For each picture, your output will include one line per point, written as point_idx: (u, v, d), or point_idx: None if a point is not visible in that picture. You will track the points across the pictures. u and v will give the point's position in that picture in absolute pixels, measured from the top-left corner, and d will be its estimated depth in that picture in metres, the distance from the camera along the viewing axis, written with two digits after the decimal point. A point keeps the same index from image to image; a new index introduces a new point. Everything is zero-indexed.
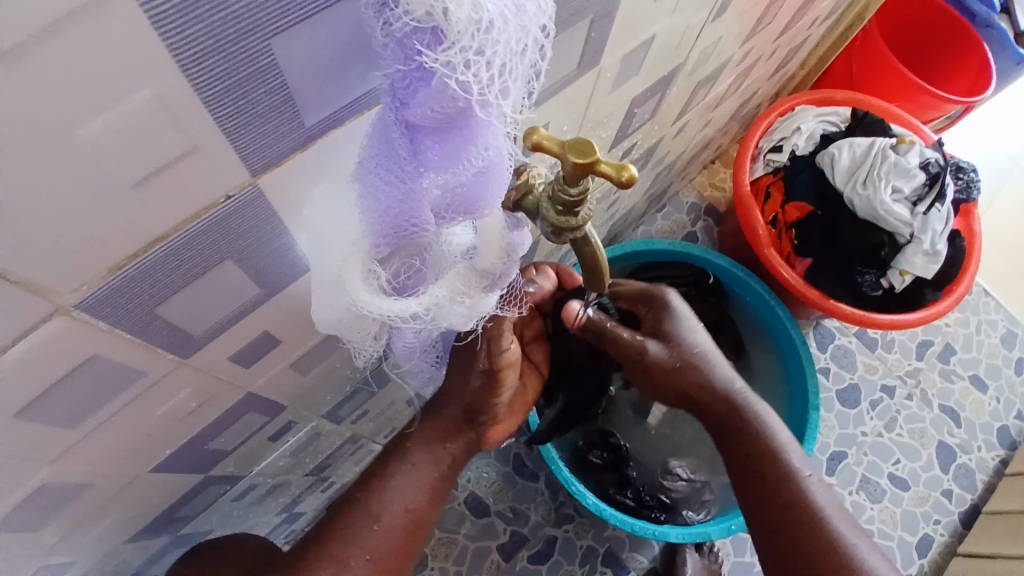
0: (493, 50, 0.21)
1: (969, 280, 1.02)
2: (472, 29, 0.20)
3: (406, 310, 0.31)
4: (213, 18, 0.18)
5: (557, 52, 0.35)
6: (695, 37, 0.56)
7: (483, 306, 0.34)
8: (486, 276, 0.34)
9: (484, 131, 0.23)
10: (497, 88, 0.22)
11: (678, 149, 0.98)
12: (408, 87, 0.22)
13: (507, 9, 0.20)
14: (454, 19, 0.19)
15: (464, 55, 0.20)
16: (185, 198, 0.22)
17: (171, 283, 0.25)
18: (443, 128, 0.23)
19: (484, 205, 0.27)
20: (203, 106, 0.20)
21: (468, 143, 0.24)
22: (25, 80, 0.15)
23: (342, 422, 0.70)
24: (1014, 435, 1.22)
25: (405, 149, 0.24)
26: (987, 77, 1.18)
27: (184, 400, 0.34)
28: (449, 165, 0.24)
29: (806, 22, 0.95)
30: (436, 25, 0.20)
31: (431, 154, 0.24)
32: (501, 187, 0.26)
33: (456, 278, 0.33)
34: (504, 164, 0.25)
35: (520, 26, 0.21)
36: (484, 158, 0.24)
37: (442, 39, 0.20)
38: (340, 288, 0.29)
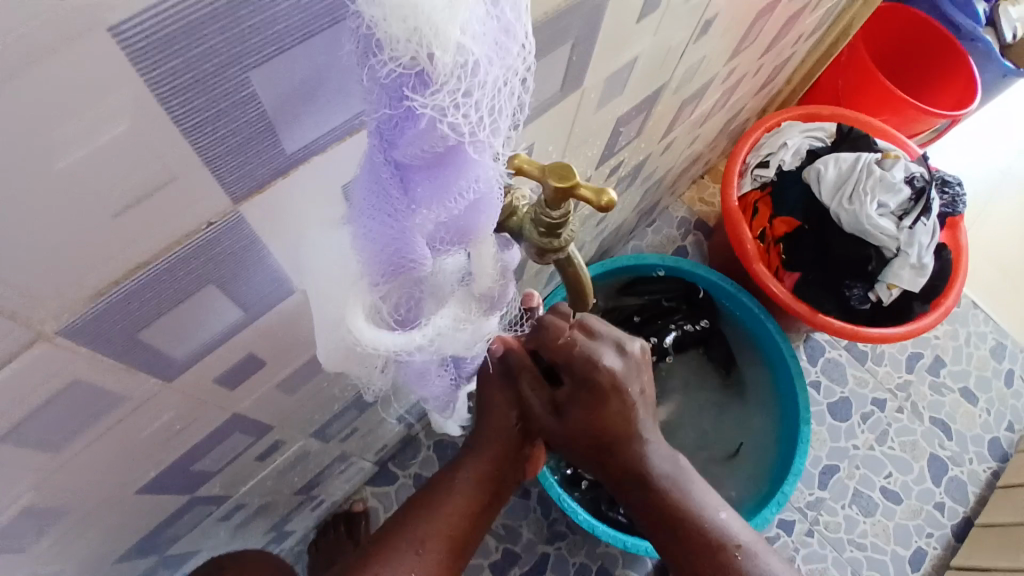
0: (478, 91, 0.21)
1: (955, 292, 1.03)
2: (457, 72, 0.20)
3: (410, 344, 0.31)
4: (192, 53, 0.18)
5: (540, 74, 0.36)
6: (679, 56, 0.57)
7: (485, 329, 0.36)
8: (484, 299, 0.34)
9: (474, 166, 0.24)
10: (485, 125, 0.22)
11: (667, 164, 0.99)
12: (397, 128, 0.22)
13: (487, 52, 0.21)
14: (440, 64, 0.20)
15: (453, 97, 0.21)
16: (165, 225, 0.22)
17: (153, 308, 0.25)
18: (433, 166, 0.23)
19: (476, 231, 0.28)
20: (183, 138, 0.20)
21: (459, 178, 0.24)
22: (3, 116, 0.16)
23: (331, 440, 0.70)
24: (1005, 447, 1.23)
25: (396, 187, 0.24)
26: (971, 93, 1.20)
27: (167, 422, 0.34)
28: (442, 201, 0.24)
29: (790, 40, 0.96)
30: (422, 69, 0.20)
31: (423, 191, 0.24)
32: (494, 214, 0.27)
33: (456, 305, 0.33)
34: (494, 196, 0.26)
35: (503, 66, 0.22)
36: (475, 192, 0.25)
37: (427, 81, 0.20)
38: (341, 323, 0.29)
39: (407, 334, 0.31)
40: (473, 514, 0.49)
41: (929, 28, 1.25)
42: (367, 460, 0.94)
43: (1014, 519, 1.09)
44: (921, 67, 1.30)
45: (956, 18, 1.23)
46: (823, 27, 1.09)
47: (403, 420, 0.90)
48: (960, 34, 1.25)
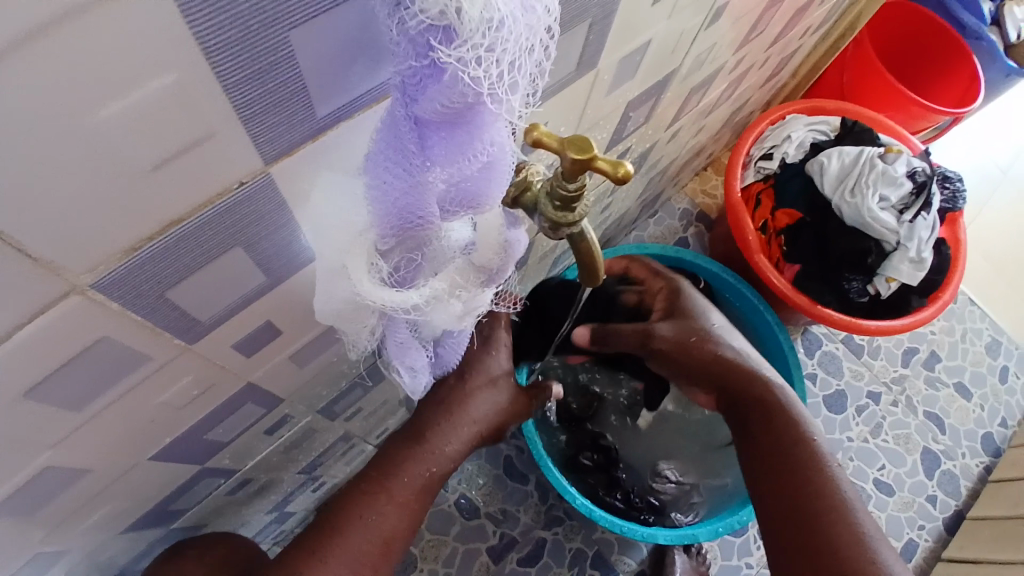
0: (501, 49, 0.21)
1: (953, 288, 1.05)
2: (482, 28, 0.21)
3: (408, 301, 0.32)
4: (238, 9, 0.19)
5: (558, 53, 0.37)
6: (689, 43, 0.57)
7: (478, 302, 0.36)
8: (483, 271, 0.35)
9: (489, 125, 0.24)
10: (503, 83, 0.23)
11: (671, 155, 0.99)
12: (419, 82, 0.22)
13: (512, 9, 0.21)
14: (467, 17, 0.20)
15: (476, 51, 0.21)
16: (201, 184, 0.23)
17: (182, 268, 0.26)
18: (451, 123, 0.24)
19: (488, 199, 0.28)
20: (223, 94, 0.21)
21: (475, 135, 0.24)
22: (45, 59, 0.16)
23: (336, 418, 0.71)
24: (997, 442, 1.25)
25: (413, 142, 0.24)
26: (977, 86, 1.25)
27: (184, 387, 0.35)
28: (456, 158, 0.25)
29: (797, 32, 0.96)
30: (449, 24, 0.20)
31: (439, 148, 0.25)
32: (505, 178, 0.28)
33: (454, 273, 0.34)
34: (505, 160, 0.27)
35: (527, 24, 0.22)
36: (488, 154, 0.25)
37: (454, 37, 0.21)
38: (347, 277, 0.30)
39: (403, 293, 0.32)
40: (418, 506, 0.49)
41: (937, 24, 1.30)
42: (368, 443, 0.95)
43: (1007, 512, 1.11)
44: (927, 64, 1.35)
45: (962, 16, 1.30)
46: (830, 20, 1.09)
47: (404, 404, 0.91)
48: (966, 32, 1.30)
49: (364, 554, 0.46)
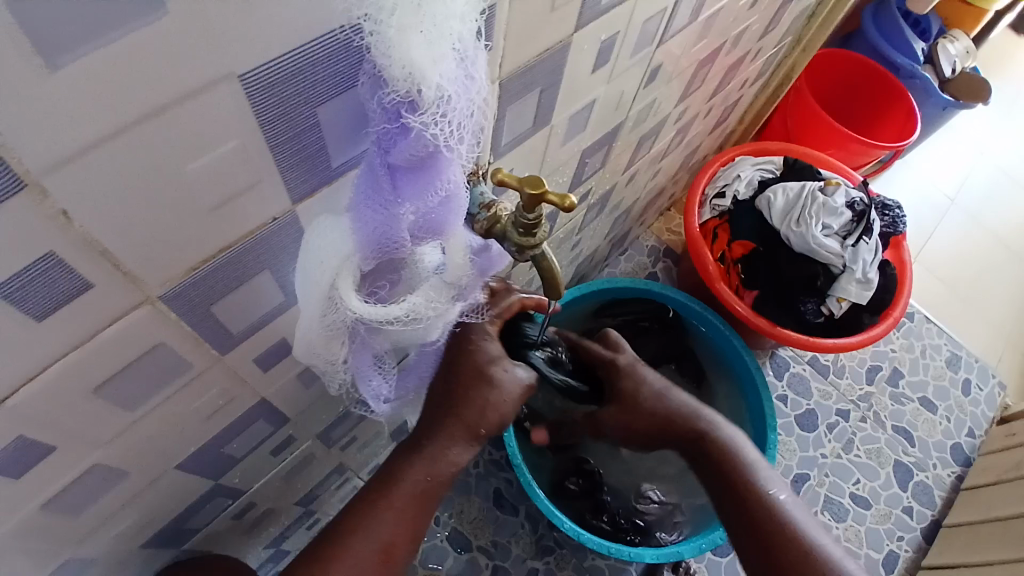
0: (450, 114, 0.29)
1: (902, 305, 1.14)
2: (437, 102, 0.28)
3: (389, 314, 0.39)
4: (283, 96, 0.27)
5: (516, 114, 0.46)
6: (632, 99, 0.67)
7: (448, 314, 0.43)
8: (454, 287, 0.42)
9: (446, 170, 0.32)
10: (454, 137, 0.31)
11: (632, 196, 1.10)
12: (392, 139, 0.30)
13: (459, 87, 0.29)
14: (425, 96, 0.28)
15: (434, 117, 0.29)
16: (247, 217, 0.31)
17: (224, 286, 0.33)
18: (417, 169, 0.32)
19: (449, 226, 0.37)
20: (269, 155, 0.29)
21: (436, 178, 0.32)
22: (155, 129, 0.24)
23: (333, 446, 0.76)
24: (967, 451, 1.32)
25: (387, 184, 0.32)
26: (912, 122, 1.40)
27: (212, 397, 0.41)
28: (422, 195, 0.33)
29: (734, 85, 1.09)
30: (413, 99, 0.28)
31: (407, 188, 0.33)
32: (461, 211, 0.36)
33: (429, 290, 0.41)
34: (461, 193, 0.35)
35: (471, 96, 0.30)
36: (447, 189, 0.34)
37: (417, 107, 0.29)
38: (336, 302, 0.36)
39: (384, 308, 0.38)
40: (410, 525, 0.52)
41: (869, 71, 1.46)
42: (360, 478, 0.99)
43: (979, 517, 1.17)
44: (868, 104, 1.50)
45: (896, 59, 1.45)
46: (766, 73, 1.23)
47: (395, 437, 0.96)
48: (901, 73, 1.47)
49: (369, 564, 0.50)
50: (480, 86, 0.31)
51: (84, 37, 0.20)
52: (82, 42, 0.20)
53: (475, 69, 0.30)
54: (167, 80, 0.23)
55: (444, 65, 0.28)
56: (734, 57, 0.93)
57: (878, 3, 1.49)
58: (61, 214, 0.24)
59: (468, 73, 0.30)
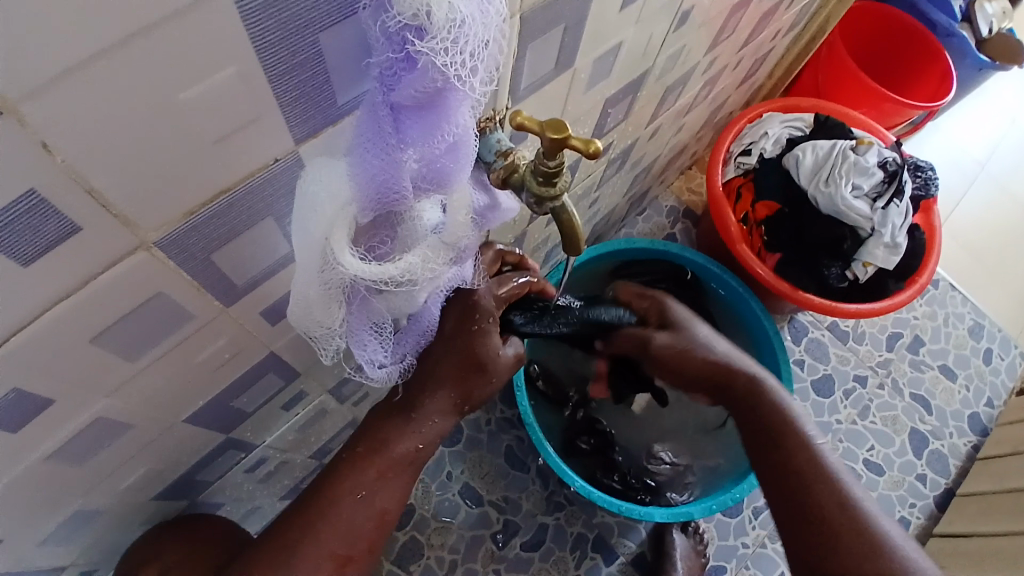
0: (462, 43, 0.27)
1: (930, 271, 1.10)
2: (448, 27, 0.26)
3: (383, 271, 0.35)
4: (283, 17, 0.24)
5: (537, 54, 0.42)
6: (659, 45, 0.63)
7: (441, 275, 0.41)
8: (452, 248, 0.39)
9: (455, 110, 0.30)
10: (465, 72, 0.28)
11: (653, 152, 1.05)
12: (396, 72, 0.27)
13: (473, 13, 0.27)
14: (435, 18, 0.25)
15: (444, 44, 0.26)
16: (248, 157, 0.28)
17: (225, 232, 0.31)
18: (424, 108, 0.29)
19: (453, 177, 0.34)
20: (269, 86, 0.26)
21: (443, 119, 0.30)
22: (140, 51, 0.21)
23: (345, 402, 0.75)
24: (984, 421, 1.30)
25: (389, 125, 0.29)
26: (948, 82, 1.32)
27: (218, 349, 0.40)
28: (426, 138, 0.30)
29: (767, 35, 1.03)
30: (421, 23, 0.25)
31: (411, 130, 0.30)
32: (468, 159, 0.33)
33: (427, 249, 0.38)
34: (469, 139, 0.32)
35: (486, 24, 0.28)
36: (455, 134, 0.31)
37: (426, 33, 0.26)
38: (330, 259, 0.33)
39: (379, 266, 0.35)
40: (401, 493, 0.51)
41: (906, 25, 1.37)
42: None
43: (993, 487, 1.16)
44: (902, 59, 1.41)
45: (933, 16, 1.37)
46: (800, 22, 1.16)
47: None
48: (937, 31, 1.39)
49: (359, 530, 0.49)
50: (496, 15, 0.28)
51: None
52: None
53: None
54: None
55: None
56: (770, 3, 0.87)
57: None
58: (42, 146, 0.21)
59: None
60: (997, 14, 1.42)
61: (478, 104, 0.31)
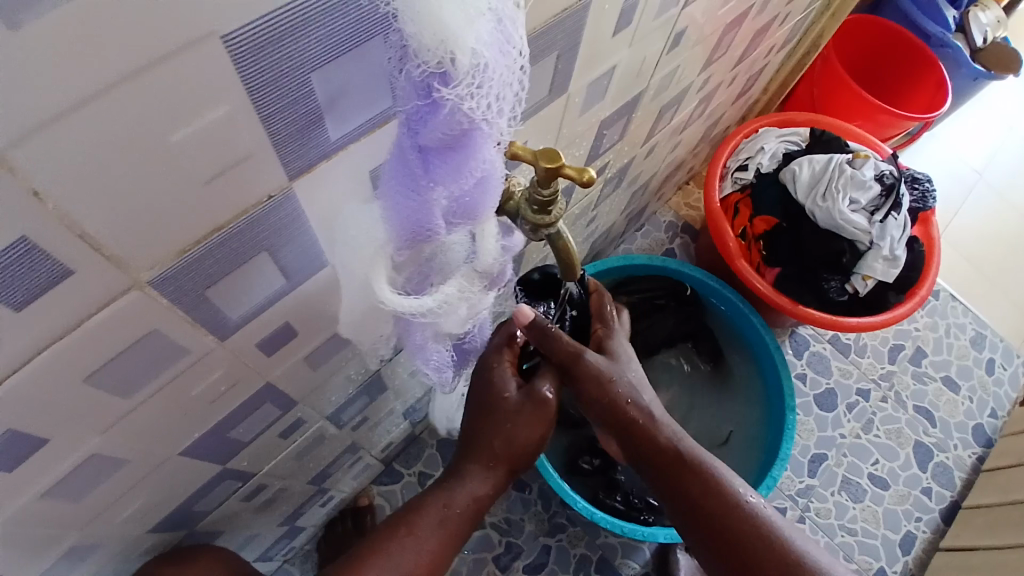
0: (484, 85, 0.27)
1: (929, 283, 1.10)
2: (471, 72, 0.26)
3: (421, 306, 0.37)
4: (273, 57, 0.24)
5: (532, 80, 0.43)
6: (654, 66, 0.64)
7: (481, 304, 0.42)
8: (484, 275, 0.40)
9: (481, 148, 0.30)
10: (488, 112, 0.28)
11: (649, 169, 1.06)
12: (423, 117, 0.27)
13: (492, 55, 0.26)
14: (460, 64, 0.25)
15: (468, 89, 0.26)
16: (241, 193, 0.28)
17: (220, 268, 0.31)
18: (451, 149, 0.29)
19: (482, 208, 0.34)
20: (261, 124, 0.26)
21: (470, 158, 0.30)
22: (132, 95, 0.21)
23: (343, 427, 0.75)
24: (989, 432, 1.29)
25: (419, 165, 0.30)
26: (943, 93, 1.34)
27: (213, 382, 0.40)
28: (456, 177, 0.30)
29: (760, 52, 1.04)
30: (445, 69, 0.25)
31: (440, 170, 0.30)
32: (495, 191, 0.33)
33: (461, 279, 0.39)
34: (496, 173, 0.32)
35: (505, 64, 0.28)
36: (483, 170, 0.31)
37: (450, 79, 0.26)
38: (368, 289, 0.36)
39: (418, 299, 0.37)
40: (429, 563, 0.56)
41: (899, 38, 1.39)
42: (373, 456, 0.99)
43: (999, 499, 1.15)
44: (897, 70, 1.43)
45: (926, 27, 1.38)
46: (793, 39, 1.17)
47: (407, 416, 0.95)
48: (931, 41, 1.40)
49: None
50: (515, 53, 0.28)
51: None
52: None
53: (508, 31, 0.27)
54: (139, 39, 0.20)
55: (476, 30, 0.25)
56: (763, 20, 0.88)
57: None
58: (32, 193, 0.21)
59: (501, 38, 0.27)
60: (992, 24, 1.46)
61: (502, 138, 0.31)
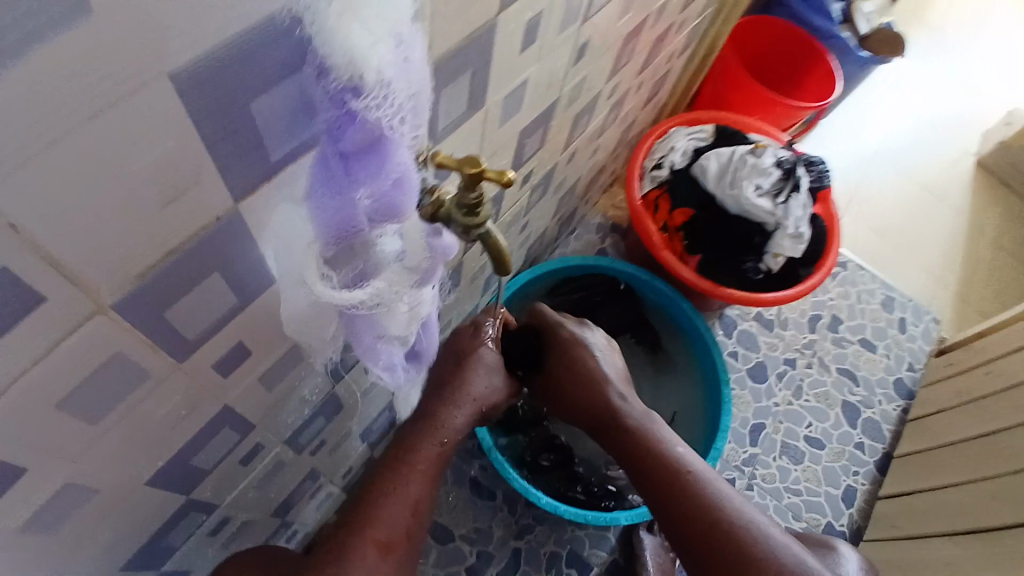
0: (391, 94, 0.30)
1: (833, 254, 1.23)
2: (381, 84, 0.29)
3: (356, 298, 0.39)
4: (216, 92, 0.27)
5: (449, 98, 0.47)
6: (563, 78, 0.69)
7: (416, 300, 0.45)
8: (414, 272, 0.44)
9: (394, 152, 0.33)
10: (397, 115, 0.31)
11: (573, 174, 1.13)
12: (340, 125, 0.30)
13: (399, 69, 0.29)
14: (369, 80, 0.28)
15: (378, 98, 0.29)
16: (190, 217, 0.31)
17: (176, 289, 0.33)
18: (367, 153, 0.32)
19: (404, 210, 0.37)
20: (206, 152, 0.29)
21: (386, 161, 0.33)
22: (93, 135, 0.24)
23: (303, 451, 0.76)
24: (909, 385, 1.42)
25: (342, 172, 0.33)
26: (832, 83, 1.50)
27: (173, 408, 0.41)
28: (373, 180, 0.33)
29: (661, 58, 1.13)
30: (356, 84, 0.28)
31: (360, 174, 0.33)
32: (413, 191, 0.36)
33: (394, 275, 0.42)
34: (410, 177, 0.35)
35: (409, 75, 0.30)
36: (397, 172, 0.34)
37: (361, 91, 0.29)
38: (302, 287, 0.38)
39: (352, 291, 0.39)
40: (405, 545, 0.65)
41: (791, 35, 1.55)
42: (335, 485, 1.00)
43: (930, 444, 1.26)
44: (789, 65, 1.59)
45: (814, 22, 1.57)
46: (691, 45, 1.28)
47: (366, 437, 0.97)
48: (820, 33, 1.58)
49: None
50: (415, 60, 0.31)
51: (26, 46, 0.20)
52: (23, 51, 0.20)
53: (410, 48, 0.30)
54: (98, 85, 0.23)
55: (384, 50, 0.28)
56: (659, 30, 0.97)
57: None
58: (10, 226, 0.24)
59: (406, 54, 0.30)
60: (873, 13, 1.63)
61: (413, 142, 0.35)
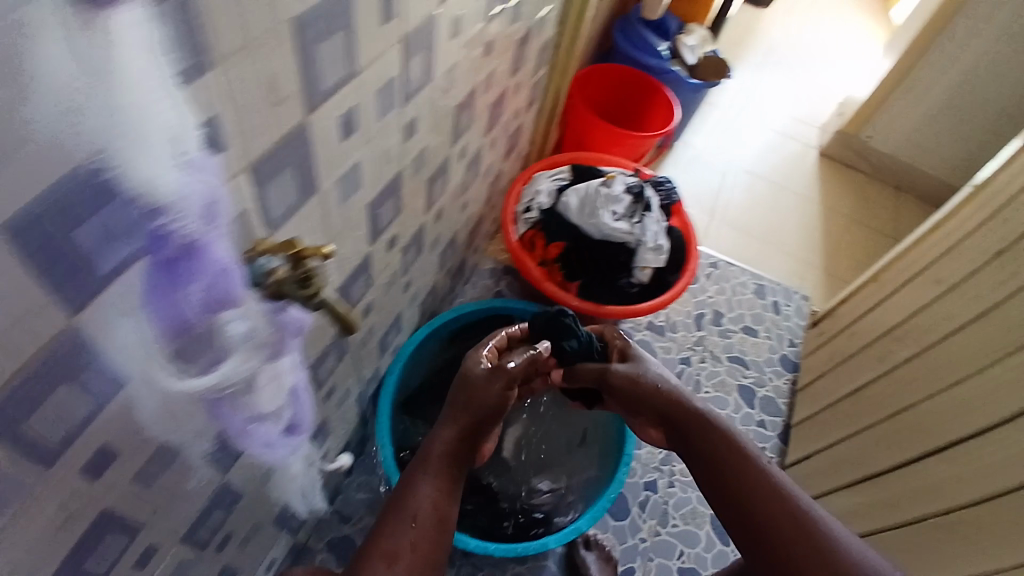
0: (199, 203, 0.37)
1: (694, 257, 1.40)
2: (186, 197, 0.36)
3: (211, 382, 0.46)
4: (45, 232, 0.33)
5: (275, 194, 0.54)
6: (399, 153, 0.78)
7: (267, 368, 0.51)
8: (264, 344, 0.49)
9: (211, 248, 0.40)
10: (205, 219, 0.39)
11: (447, 230, 1.21)
12: (159, 236, 0.38)
13: (200, 183, 0.37)
14: (175, 197, 0.36)
15: (186, 208, 0.37)
16: (31, 339, 0.35)
17: (27, 403, 0.37)
18: (188, 255, 0.39)
19: (233, 294, 0.44)
20: (35, 286, 0.34)
21: (206, 257, 0.40)
22: None
23: (207, 547, 0.76)
24: (794, 359, 1.59)
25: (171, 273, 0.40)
26: (672, 111, 1.71)
27: (47, 518, 0.44)
28: (199, 275, 0.41)
29: (507, 116, 1.26)
30: (165, 201, 0.36)
31: (186, 271, 0.40)
32: (238, 276, 0.43)
33: (242, 354, 0.47)
34: (234, 267, 0.43)
35: (209, 185, 0.38)
36: (219, 264, 0.41)
37: (172, 207, 0.36)
38: (153, 380, 0.44)
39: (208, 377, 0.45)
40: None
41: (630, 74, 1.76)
42: None
43: (816, 408, 1.41)
44: (635, 104, 1.81)
45: (647, 61, 1.76)
46: (536, 98, 1.42)
47: (282, 521, 0.98)
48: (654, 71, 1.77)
49: None
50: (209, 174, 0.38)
51: None
52: None
53: (203, 167, 0.37)
54: None
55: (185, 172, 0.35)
56: (493, 94, 1.09)
57: (626, 20, 1.85)
58: None
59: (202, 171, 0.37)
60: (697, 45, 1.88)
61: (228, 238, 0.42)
